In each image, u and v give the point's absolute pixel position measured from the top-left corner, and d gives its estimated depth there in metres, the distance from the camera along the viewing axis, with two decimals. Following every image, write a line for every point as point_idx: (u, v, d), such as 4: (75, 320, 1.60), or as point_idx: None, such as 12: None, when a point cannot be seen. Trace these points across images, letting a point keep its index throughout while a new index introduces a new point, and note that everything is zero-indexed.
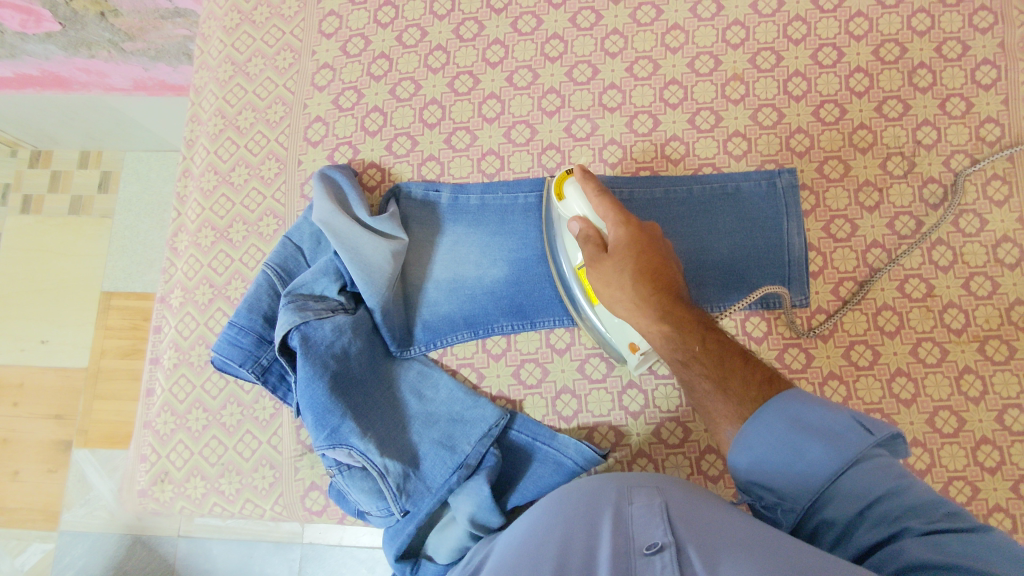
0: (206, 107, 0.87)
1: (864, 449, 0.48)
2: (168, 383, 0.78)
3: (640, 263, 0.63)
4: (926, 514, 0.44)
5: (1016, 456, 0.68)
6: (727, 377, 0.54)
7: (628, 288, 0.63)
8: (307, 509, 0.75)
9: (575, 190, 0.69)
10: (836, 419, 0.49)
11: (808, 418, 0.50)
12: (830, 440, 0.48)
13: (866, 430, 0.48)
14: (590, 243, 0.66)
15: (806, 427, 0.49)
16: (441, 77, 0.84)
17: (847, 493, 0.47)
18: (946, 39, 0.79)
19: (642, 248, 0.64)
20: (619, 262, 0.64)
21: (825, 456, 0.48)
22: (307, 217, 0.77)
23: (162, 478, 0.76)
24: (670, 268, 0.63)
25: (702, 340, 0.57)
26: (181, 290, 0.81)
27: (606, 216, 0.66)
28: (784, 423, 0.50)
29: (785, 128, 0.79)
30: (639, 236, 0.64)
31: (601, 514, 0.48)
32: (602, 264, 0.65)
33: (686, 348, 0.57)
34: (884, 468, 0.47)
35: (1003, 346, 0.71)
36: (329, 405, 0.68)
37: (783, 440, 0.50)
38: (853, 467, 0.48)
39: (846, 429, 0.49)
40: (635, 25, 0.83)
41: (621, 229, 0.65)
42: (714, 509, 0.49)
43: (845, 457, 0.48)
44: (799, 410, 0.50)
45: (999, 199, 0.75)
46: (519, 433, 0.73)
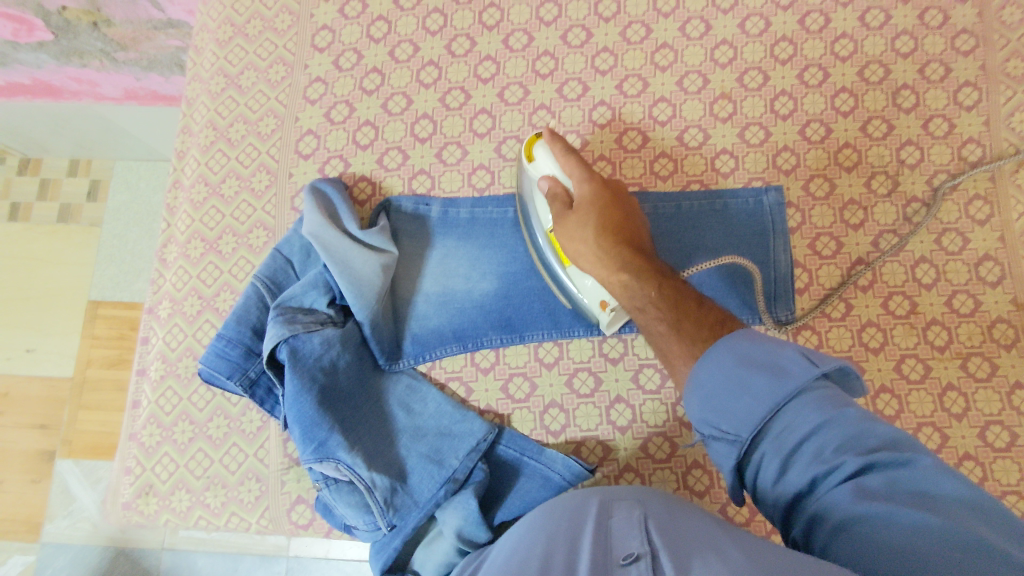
0: (198, 119, 0.87)
1: (808, 380, 0.47)
2: (154, 395, 0.78)
3: (602, 217, 0.66)
4: (863, 443, 0.44)
5: (998, 472, 0.69)
6: (681, 318, 0.57)
7: (591, 240, 0.65)
8: (293, 523, 0.74)
9: (544, 150, 0.71)
10: (782, 352, 0.49)
11: (754, 353, 0.50)
12: (776, 373, 0.48)
13: (810, 362, 0.48)
14: (557, 201, 0.69)
15: (752, 361, 0.49)
16: (432, 92, 0.84)
17: (787, 424, 0.47)
18: (928, 61, 0.81)
19: (605, 202, 0.67)
20: (583, 216, 0.67)
21: (768, 386, 0.48)
22: (297, 229, 0.78)
23: (147, 491, 0.75)
24: (633, 226, 0.67)
25: (658, 287, 0.60)
26: (169, 302, 0.81)
27: (572, 171, 0.69)
28: (732, 359, 0.50)
29: (772, 146, 0.80)
30: (602, 192, 0.68)
31: (582, 529, 0.48)
32: (568, 219, 0.67)
33: (642, 293, 0.60)
34: (825, 398, 0.47)
35: (985, 363, 0.72)
36: (317, 419, 0.68)
37: (730, 375, 0.50)
38: (795, 397, 0.47)
39: (792, 362, 0.48)
40: (625, 44, 0.84)
41: (585, 186, 0.68)
42: (692, 520, 0.49)
43: (787, 388, 0.47)
44: (747, 347, 0.51)
45: (981, 218, 0.76)
46: (506, 448, 0.73)
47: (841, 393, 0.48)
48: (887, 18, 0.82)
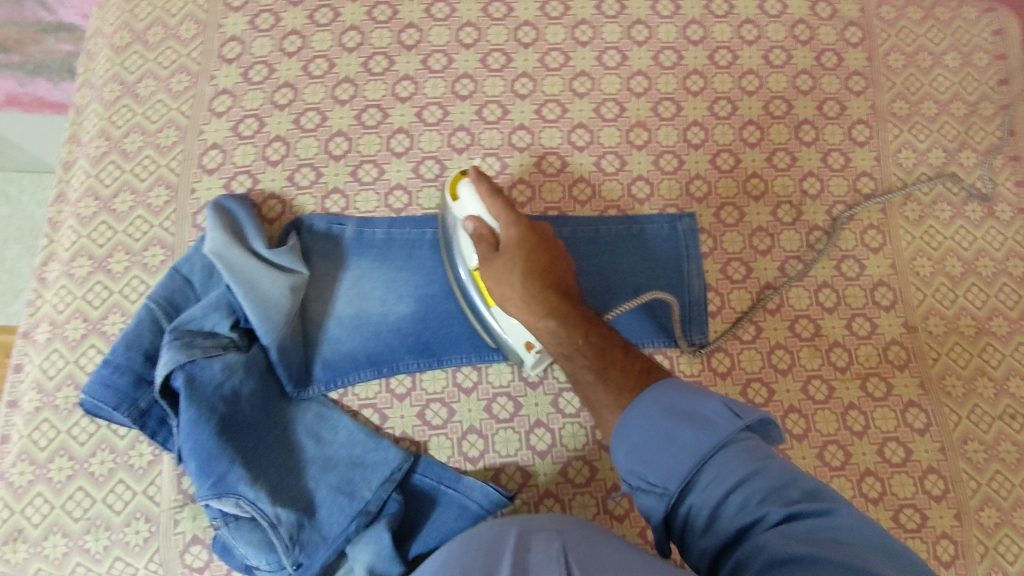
0: (88, 128, 0.81)
1: (733, 432, 0.48)
2: (27, 429, 0.70)
3: (529, 263, 0.63)
4: (786, 495, 0.45)
5: (895, 486, 0.72)
6: (607, 367, 0.57)
7: (518, 285, 0.63)
8: (186, 567, 0.68)
9: (468, 190, 0.67)
10: (707, 404, 0.49)
11: (680, 404, 0.50)
12: (701, 425, 0.48)
13: (733, 414, 0.49)
14: (482, 242, 0.65)
15: (678, 412, 0.50)
16: (348, 109, 0.82)
17: (714, 477, 0.47)
18: (826, 99, 0.86)
19: (533, 247, 0.64)
20: (510, 261, 0.64)
21: (696, 438, 0.48)
22: (199, 248, 0.72)
23: (15, 537, 0.67)
24: (559, 269, 0.65)
25: (585, 333, 0.60)
26: (48, 325, 0.74)
27: (499, 215, 0.65)
28: (659, 411, 0.50)
29: (684, 174, 0.82)
30: (529, 236, 0.65)
31: (500, 563, 0.46)
32: (494, 264, 0.64)
33: (570, 343, 0.60)
34: (749, 450, 0.47)
35: (881, 383, 0.76)
36: (215, 451, 0.63)
37: (657, 427, 0.50)
38: (722, 450, 0.48)
39: (716, 414, 0.49)
40: (544, 70, 0.85)
41: (513, 230, 0.64)
42: (611, 550, 0.48)
43: (714, 441, 0.48)
44: (673, 397, 0.50)
45: (875, 246, 0.81)
46: (422, 477, 0.70)
47: (763, 444, 0.49)
48: (788, 57, 0.87)
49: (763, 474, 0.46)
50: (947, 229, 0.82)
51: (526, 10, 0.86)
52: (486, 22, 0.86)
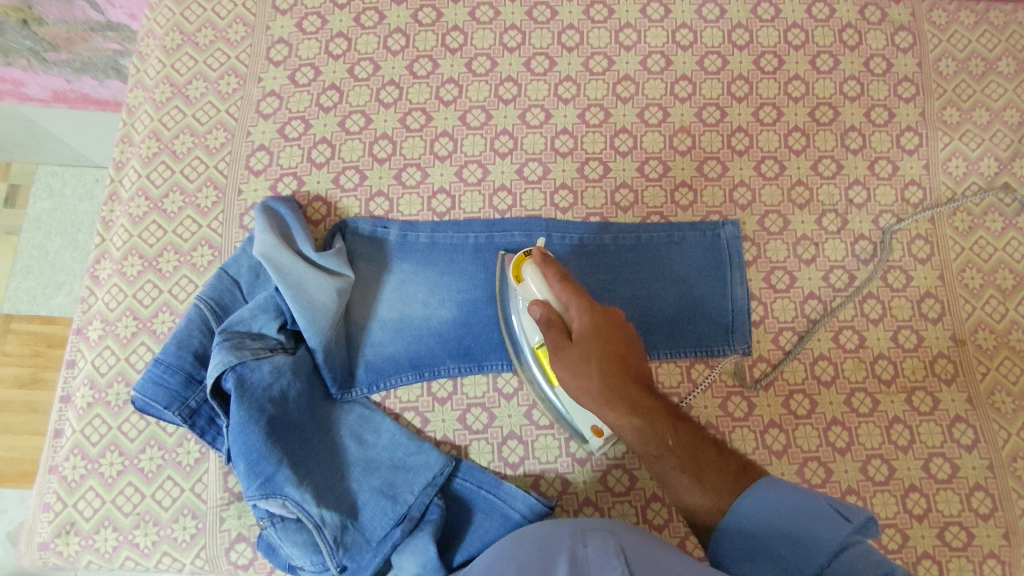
0: (140, 128, 0.82)
1: (845, 535, 0.51)
2: (79, 424, 0.72)
3: (605, 355, 0.60)
4: None
5: (941, 503, 0.71)
6: (701, 470, 0.57)
7: (595, 377, 0.59)
8: (232, 563, 0.69)
9: (533, 274, 0.64)
10: (813, 504, 0.53)
11: (786, 504, 0.53)
12: (810, 526, 0.52)
13: (842, 516, 0.52)
14: (552, 329, 0.61)
15: (784, 507, 0.53)
16: (392, 112, 0.82)
17: None
18: (874, 106, 0.84)
19: (608, 337, 0.61)
20: (583, 352, 0.60)
21: (809, 541, 0.52)
22: (247, 250, 0.74)
23: (68, 530, 0.69)
24: (636, 360, 0.61)
25: (674, 431, 0.58)
26: (100, 322, 0.75)
27: (569, 302, 0.62)
28: (765, 509, 0.54)
29: (728, 181, 0.81)
30: (603, 323, 0.61)
31: (558, 557, 0.50)
32: (565, 353, 0.61)
33: (659, 442, 0.58)
34: (866, 554, 0.50)
35: (928, 397, 0.75)
36: (264, 452, 0.64)
37: (766, 527, 0.53)
38: (837, 554, 0.50)
39: (823, 512, 0.53)
40: (588, 73, 0.84)
41: (585, 318, 0.61)
42: (662, 552, 0.52)
43: (828, 544, 0.51)
44: (777, 495, 0.54)
45: (923, 257, 0.79)
46: (463, 482, 0.70)
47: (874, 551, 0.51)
48: (836, 63, 0.86)
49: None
50: (998, 240, 0.80)
51: (570, 14, 0.86)
52: (530, 26, 0.85)
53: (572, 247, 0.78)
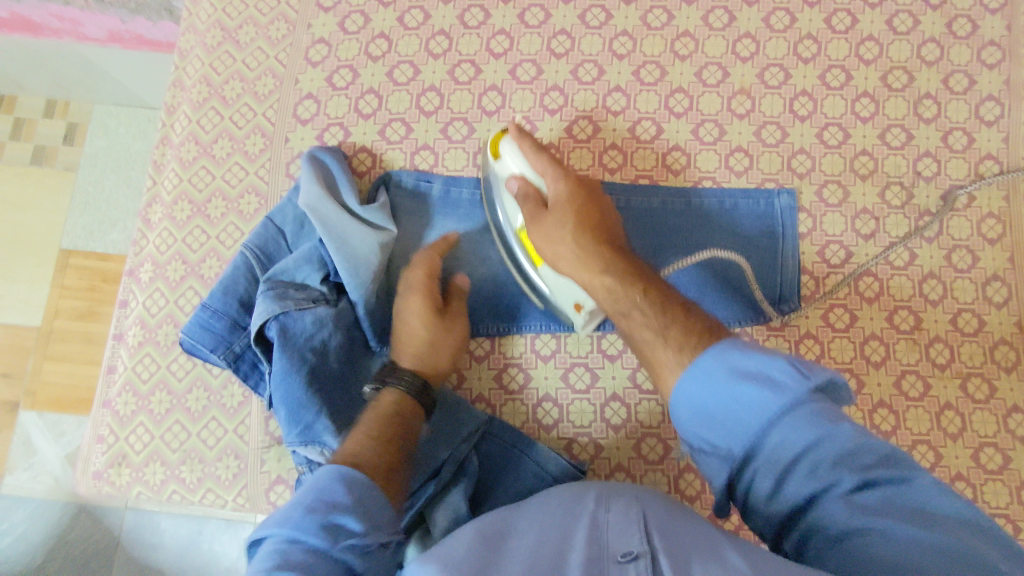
0: (191, 73, 0.82)
1: (800, 394, 0.46)
2: (132, 361, 0.75)
3: (578, 214, 0.65)
4: (858, 460, 0.44)
5: (987, 494, 0.69)
6: (669, 325, 0.55)
7: (567, 238, 0.63)
8: (271, 504, 0.71)
9: (511, 150, 0.70)
10: (772, 363, 0.47)
11: (745, 363, 0.48)
12: (767, 385, 0.47)
13: (801, 374, 0.46)
14: (529, 201, 0.67)
15: (737, 371, 0.48)
16: (441, 63, 0.80)
17: (778, 446, 0.46)
18: (953, 72, 0.79)
19: (581, 200, 0.66)
20: (558, 212, 0.65)
21: (762, 401, 0.46)
22: (292, 198, 0.74)
23: (119, 462, 0.72)
24: (610, 225, 0.66)
25: (644, 291, 0.58)
26: (151, 265, 0.77)
27: (546, 171, 0.68)
28: (723, 369, 0.49)
29: (788, 148, 0.77)
30: (578, 190, 0.67)
31: (577, 526, 0.50)
32: (542, 220, 0.66)
33: (627, 299, 0.58)
34: (820, 412, 0.45)
35: (984, 384, 0.71)
36: (304, 401, 0.65)
37: (717, 386, 0.48)
38: (788, 413, 0.46)
39: (780, 374, 0.47)
40: (645, 28, 0.81)
41: (561, 185, 0.67)
42: (689, 522, 0.51)
43: (779, 404, 0.46)
44: (736, 356, 0.49)
45: (993, 237, 0.75)
46: (497, 440, 0.71)
47: (833, 405, 0.47)
48: (915, 23, 0.80)
49: (834, 438, 0.44)
50: None
51: None
52: None
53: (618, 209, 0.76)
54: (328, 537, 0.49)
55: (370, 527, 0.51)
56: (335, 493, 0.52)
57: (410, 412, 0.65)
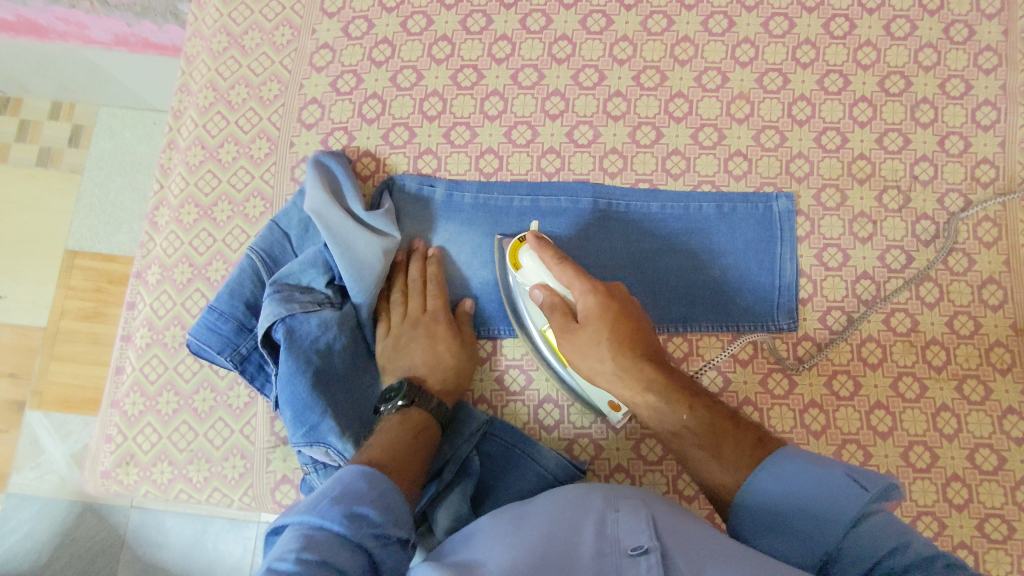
0: (197, 78, 0.84)
1: (860, 504, 0.52)
2: (139, 362, 0.76)
3: (613, 333, 0.63)
4: (929, 568, 0.46)
5: (983, 494, 0.69)
6: (720, 445, 0.59)
7: (607, 359, 0.63)
8: (276, 503, 0.73)
9: (531, 259, 0.67)
10: (830, 474, 0.54)
11: (801, 475, 0.55)
12: (826, 495, 0.53)
13: (859, 484, 0.53)
14: (557, 313, 0.65)
15: (795, 480, 0.55)
16: (444, 69, 0.82)
17: (852, 556, 0.51)
18: (950, 77, 0.80)
19: (614, 316, 0.64)
20: (592, 332, 0.63)
21: (826, 509, 0.53)
22: (297, 203, 0.75)
23: (127, 461, 0.73)
24: (644, 332, 0.65)
25: (691, 409, 0.61)
26: (158, 267, 0.78)
27: (572, 284, 0.65)
28: (782, 480, 0.55)
29: (786, 152, 0.78)
30: (609, 304, 0.64)
31: (587, 518, 0.51)
32: (575, 334, 0.64)
33: (677, 420, 0.61)
34: (885, 524, 0.51)
35: (980, 386, 0.72)
36: (310, 402, 0.66)
37: (783, 497, 0.54)
38: (855, 524, 0.51)
39: (835, 484, 0.53)
40: (645, 34, 0.82)
41: (591, 298, 0.64)
42: (691, 522, 0.53)
43: (842, 513, 0.52)
44: (791, 465, 0.55)
45: (988, 240, 0.76)
46: (498, 440, 0.72)
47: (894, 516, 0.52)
48: (912, 28, 0.81)
49: (904, 548, 0.48)
50: None
51: None
52: None
53: (618, 214, 0.77)
54: (351, 526, 0.48)
55: (388, 520, 0.51)
56: (358, 487, 0.52)
57: (432, 431, 0.66)
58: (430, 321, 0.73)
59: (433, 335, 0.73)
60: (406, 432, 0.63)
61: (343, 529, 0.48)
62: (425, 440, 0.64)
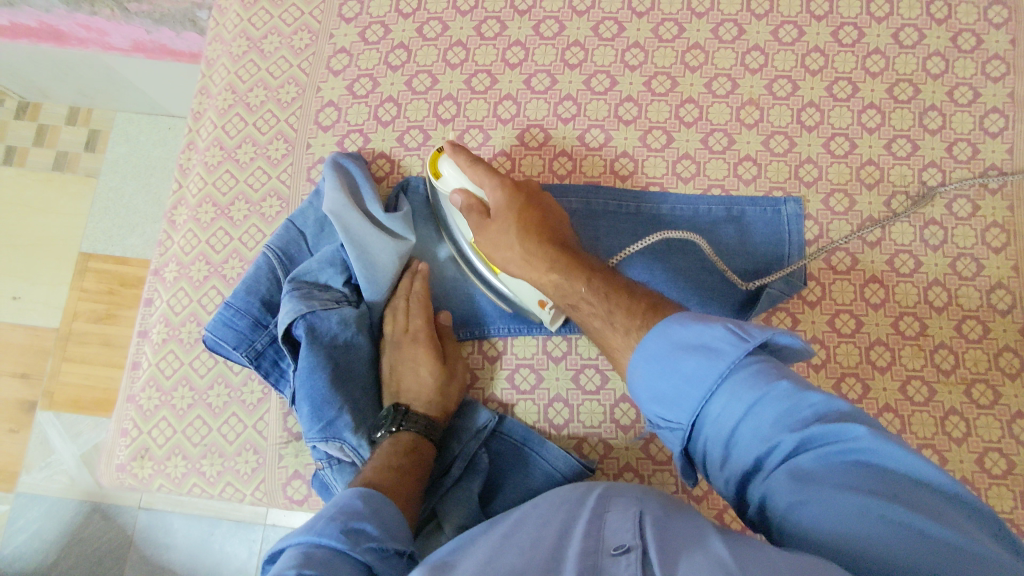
0: (217, 81, 0.86)
1: (738, 358, 0.50)
2: (155, 358, 0.77)
3: (521, 221, 0.68)
4: (796, 417, 0.47)
5: (992, 498, 0.69)
6: (613, 311, 0.62)
7: (516, 245, 0.67)
8: (288, 498, 0.74)
9: (450, 166, 0.70)
10: (711, 334, 0.52)
11: (687, 338, 0.53)
12: (706, 356, 0.51)
13: (736, 338, 0.51)
14: (472, 212, 0.69)
15: (688, 348, 0.53)
16: (458, 73, 0.83)
17: (721, 410, 0.50)
18: (958, 84, 0.80)
19: (520, 206, 0.68)
20: (502, 223, 0.68)
21: (704, 370, 0.51)
22: (314, 203, 0.76)
23: (142, 455, 0.74)
24: (551, 220, 0.69)
25: (587, 281, 0.64)
26: (176, 265, 0.80)
27: (483, 180, 0.69)
28: (672, 349, 0.54)
29: (795, 157, 0.79)
30: (516, 196, 0.69)
31: (576, 522, 0.51)
32: (488, 229, 0.68)
33: (573, 292, 0.65)
34: (756, 373, 0.49)
35: (988, 390, 0.72)
36: (327, 398, 0.68)
37: (670, 366, 0.53)
38: (727, 378, 0.50)
39: (718, 343, 0.51)
40: (656, 40, 0.83)
41: (500, 193, 0.68)
42: (686, 518, 0.52)
43: (719, 370, 0.50)
44: (682, 332, 0.54)
45: (997, 245, 0.76)
46: (507, 438, 0.73)
47: (777, 364, 0.52)
48: (920, 37, 0.82)
49: (772, 398, 0.48)
50: None
51: None
52: None
53: (628, 216, 0.79)
54: (349, 540, 0.49)
55: (386, 534, 0.52)
56: (352, 505, 0.54)
57: (423, 448, 0.68)
58: (412, 343, 0.73)
59: (416, 359, 0.72)
60: (397, 455, 0.65)
61: (342, 544, 0.49)
62: (415, 459, 0.66)
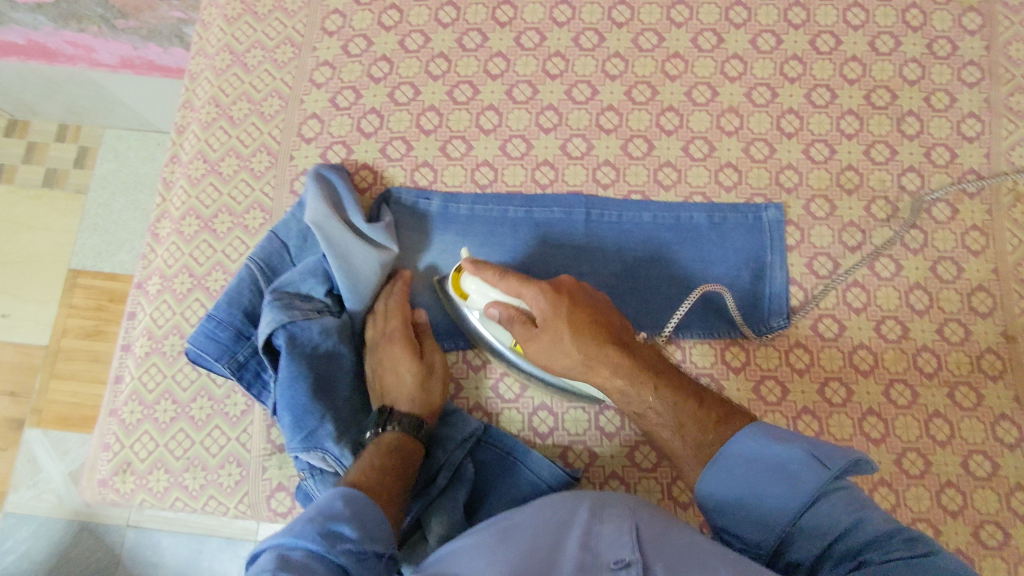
0: (201, 94, 0.86)
1: (822, 484, 0.53)
2: (138, 371, 0.77)
3: (579, 331, 0.63)
4: (881, 543, 0.49)
5: (977, 501, 0.69)
6: (681, 423, 0.61)
7: (575, 353, 0.63)
8: (272, 510, 0.73)
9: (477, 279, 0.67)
10: (790, 453, 0.55)
11: (767, 455, 0.56)
12: (787, 478, 0.55)
13: (819, 464, 0.54)
14: (518, 324, 0.65)
15: (759, 460, 0.56)
16: (440, 84, 0.84)
17: (812, 529, 0.53)
18: (935, 90, 0.81)
19: (569, 311, 0.64)
20: (555, 333, 0.64)
21: (785, 492, 0.54)
22: (296, 215, 0.76)
23: (124, 469, 0.74)
24: (602, 316, 0.65)
25: (656, 388, 0.62)
26: (159, 277, 0.80)
27: (523, 289, 0.65)
28: (743, 462, 0.57)
29: (775, 163, 0.80)
30: (562, 299, 0.64)
31: (568, 530, 0.52)
32: (540, 339, 0.64)
33: (641, 401, 0.63)
34: (844, 501, 0.53)
35: (971, 393, 0.73)
36: (309, 408, 0.68)
37: (743, 478, 0.57)
38: (815, 505, 0.53)
39: (800, 462, 0.55)
40: (636, 50, 0.84)
41: (543, 298, 0.64)
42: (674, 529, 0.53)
43: (804, 496, 0.54)
44: (756, 442, 0.57)
45: (976, 248, 0.77)
46: (492, 447, 0.73)
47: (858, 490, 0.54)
48: (896, 44, 0.83)
49: (866, 526, 0.50)
50: None
51: None
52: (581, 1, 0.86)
53: (611, 224, 0.79)
54: (327, 542, 0.49)
55: (365, 537, 0.52)
56: (332, 506, 0.54)
57: (404, 448, 0.67)
58: (388, 343, 0.73)
59: (394, 359, 0.72)
60: (380, 456, 0.65)
61: (316, 546, 0.49)
62: (397, 458, 0.66)
